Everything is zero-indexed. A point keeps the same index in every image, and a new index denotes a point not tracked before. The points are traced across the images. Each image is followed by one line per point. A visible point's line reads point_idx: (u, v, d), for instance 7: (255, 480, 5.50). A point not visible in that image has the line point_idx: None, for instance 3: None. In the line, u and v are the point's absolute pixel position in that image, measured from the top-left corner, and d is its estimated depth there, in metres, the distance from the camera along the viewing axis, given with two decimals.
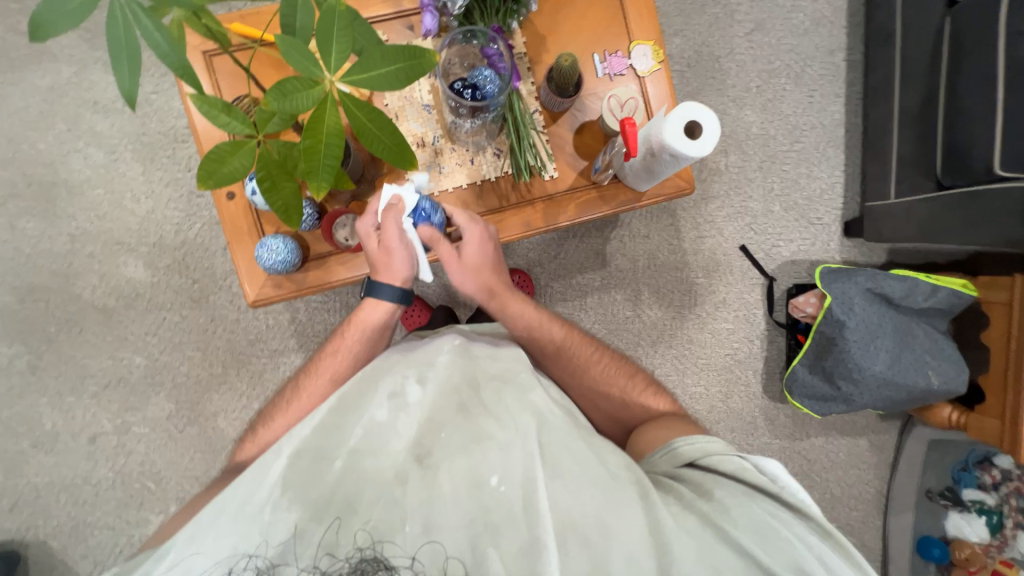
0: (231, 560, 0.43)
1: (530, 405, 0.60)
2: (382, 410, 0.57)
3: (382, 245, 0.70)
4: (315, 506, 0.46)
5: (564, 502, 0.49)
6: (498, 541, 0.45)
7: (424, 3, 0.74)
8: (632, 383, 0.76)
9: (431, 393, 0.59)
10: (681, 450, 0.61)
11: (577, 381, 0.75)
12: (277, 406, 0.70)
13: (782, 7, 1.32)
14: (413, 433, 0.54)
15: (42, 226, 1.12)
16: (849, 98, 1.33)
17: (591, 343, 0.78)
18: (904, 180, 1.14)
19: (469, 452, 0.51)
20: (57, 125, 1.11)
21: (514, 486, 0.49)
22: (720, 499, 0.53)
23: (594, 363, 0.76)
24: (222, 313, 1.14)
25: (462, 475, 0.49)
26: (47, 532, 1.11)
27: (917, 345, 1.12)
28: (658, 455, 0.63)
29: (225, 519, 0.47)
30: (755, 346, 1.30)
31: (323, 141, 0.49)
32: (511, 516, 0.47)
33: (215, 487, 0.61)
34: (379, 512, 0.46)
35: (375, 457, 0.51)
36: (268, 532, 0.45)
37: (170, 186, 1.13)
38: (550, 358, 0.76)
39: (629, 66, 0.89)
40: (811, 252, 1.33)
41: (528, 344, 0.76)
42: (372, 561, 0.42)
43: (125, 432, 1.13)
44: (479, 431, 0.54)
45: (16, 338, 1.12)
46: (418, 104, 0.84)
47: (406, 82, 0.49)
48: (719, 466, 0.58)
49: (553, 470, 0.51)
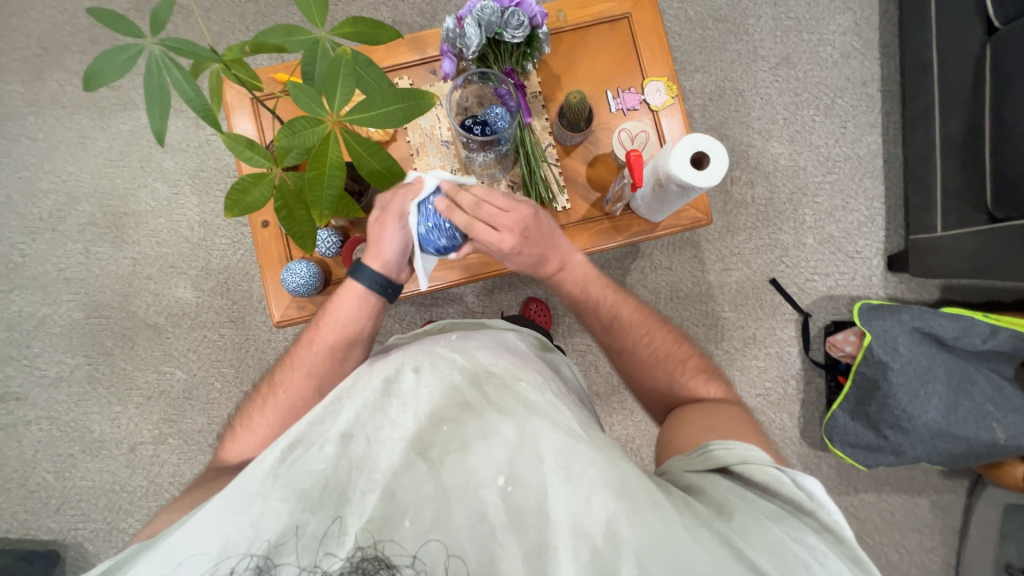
0: (224, 559, 0.38)
1: (539, 401, 0.51)
2: (373, 397, 0.49)
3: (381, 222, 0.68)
4: (309, 498, 0.41)
5: (574, 505, 0.41)
6: (506, 545, 0.39)
7: (444, 50, 0.80)
8: (684, 368, 0.70)
9: (429, 380, 0.51)
10: (715, 453, 0.52)
11: (627, 357, 0.72)
12: (255, 403, 0.68)
13: (809, 41, 1.31)
14: (410, 422, 0.47)
15: (111, 251, 1.26)
16: (886, 128, 1.28)
17: (647, 324, 0.73)
18: (951, 212, 1.07)
19: (473, 448, 0.44)
20: (132, 163, 1.27)
21: (525, 486, 0.42)
22: (739, 520, 0.44)
23: (647, 345, 0.71)
24: (256, 333, 1.22)
25: (466, 472, 0.42)
26: (84, 535, 1.18)
27: (977, 393, 1.01)
28: (693, 456, 0.54)
29: (217, 509, 0.42)
30: (791, 386, 1.21)
31: (326, 173, 0.56)
32: (520, 517, 0.40)
33: (197, 486, 0.59)
34: (377, 507, 0.40)
35: (369, 446, 0.45)
36: (262, 524, 0.40)
37: (220, 216, 1.25)
38: (601, 334, 0.74)
39: (643, 101, 0.90)
40: (850, 287, 1.25)
41: (584, 313, 0.76)
42: (372, 560, 0.37)
43: (161, 442, 1.21)
44: (483, 424, 0.46)
45: (79, 350, 1.24)
46: (438, 140, 0.88)
47: (406, 119, 0.54)
48: (755, 477, 0.49)
49: (566, 470, 0.43)
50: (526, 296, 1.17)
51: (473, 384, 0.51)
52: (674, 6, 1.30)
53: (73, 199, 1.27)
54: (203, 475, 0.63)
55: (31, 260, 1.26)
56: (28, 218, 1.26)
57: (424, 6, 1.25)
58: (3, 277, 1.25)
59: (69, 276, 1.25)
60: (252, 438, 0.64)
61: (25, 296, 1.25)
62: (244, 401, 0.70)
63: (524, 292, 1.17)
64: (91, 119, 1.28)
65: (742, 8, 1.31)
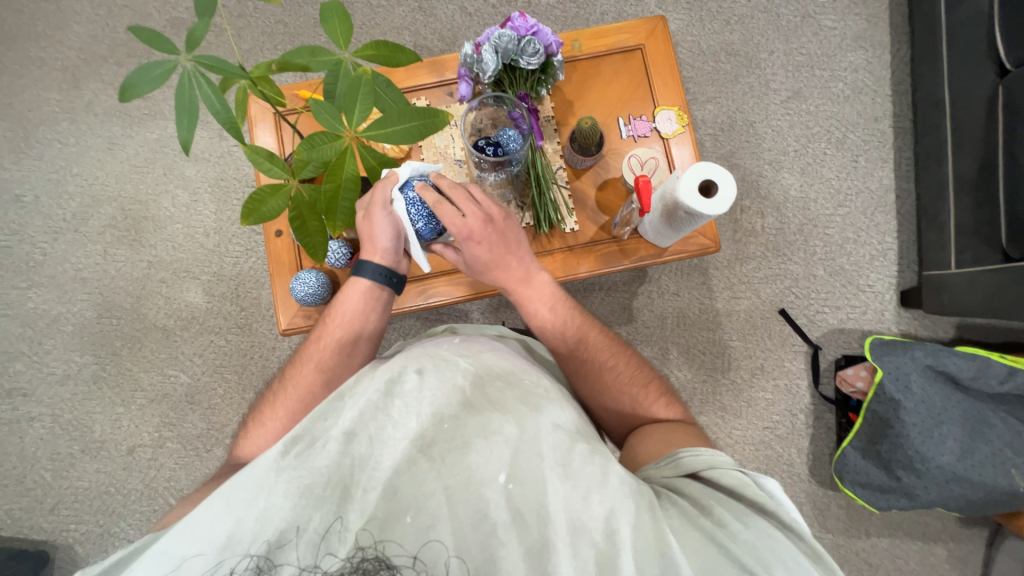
0: (226, 557, 0.37)
1: (540, 400, 0.50)
2: (376, 395, 0.47)
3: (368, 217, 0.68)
4: (311, 495, 0.39)
5: (573, 503, 0.40)
6: (505, 544, 0.38)
7: (461, 73, 0.83)
8: (644, 393, 0.66)
9: (432, 380, 0.49)
10: (683, 460, 0.49)
11: (589, 384, 0.67)
12: (267, 400, 0.67)
13: (821, 76, 1.33)
14: (411, 420, 0.45)
15: (128, 254, 1.29)
16: (898, 163, 1.28)
17: (610, 348, 0.70)
18: (965, 249, 1.06)
19: (475, 446, 0.43)
20: (155, 170, 1.32)
21: (526, 486, 0.41)
22: (718, 515, 0.42)
23: (609, 370, 0.68)
24: (261, 340, 1.23)
25: (468, 471, 0.41)
26: (75, 537, 1.17)
27: (995, 437, 0.97)
28: (661, 465, 0.51)
29: (216, 504, 0.40)
30: (799, 420, 1.18)
31: (342, 186, 0.58)
32: (521, 515, 0.39)
33: (210, 481, 0.57)
34: (378, 505, 0.39)
35: (371, 445, 0.43)
36: (264, 521, 0.38)
37: (236, 224, 1.28)
38: (565, 358, 0.70)
39: (653, 129, 0.92)
40: (861, 321, 1.23)
41: (549, 336, 0.71)
42: (372, 560, 0.36)
43: (160, 445, 1.21)
44: (486, 422, 0.45)
45: (89, 349, 1.26)
46: (451, 159, 0.90)
47: (420, 137, 0.56)
48: (722, 482, 0.46)
49: (565, 469, 0.42)
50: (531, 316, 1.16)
51: (476, 386, 0.50)
52: (687, 39, 1.34)
53: (97, 202, 1.31)
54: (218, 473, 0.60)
55: (51, 259, 1.29)
56: (53, 219, 1.31)
57: (445, 32, 1.30)
58: (22, 275, 1.29)
59: (85, 276, 1.28)
60: (265, 434, 0.62)
61: (42, 294, 1.28)
62: (256, 402, 0.69)
63: None
64: (121, 127, 1.33)
65: (755, 43, 1.34)
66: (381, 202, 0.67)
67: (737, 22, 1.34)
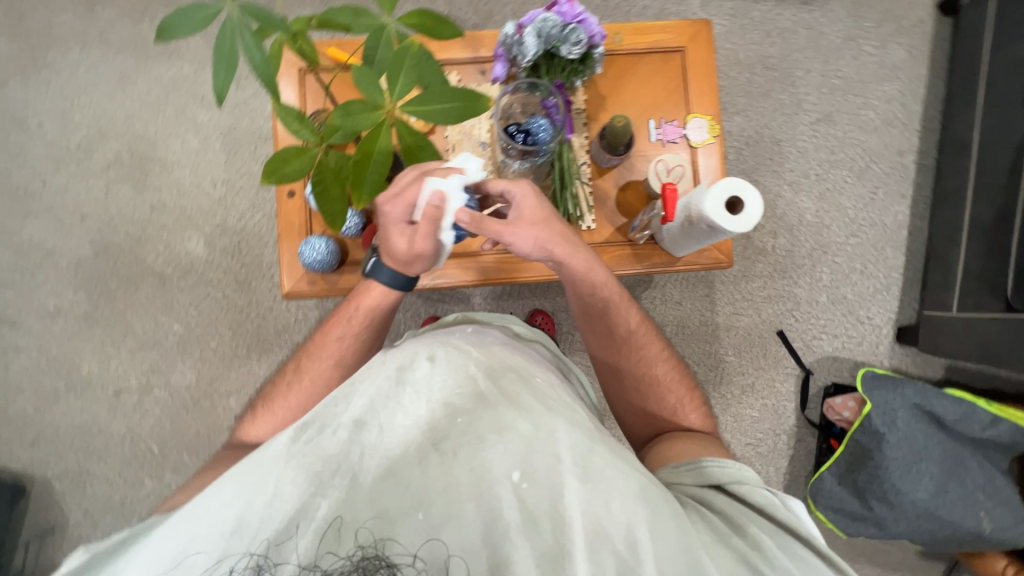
0: (225, 557, 0.36)
1: (552, 399, 0.50)
2: (387, 383, 0.47)
3: (410, 243, 0.64)
4: (318, 482, 0.39)
5: (594, 507, 0.39)
6: (519, 547, 0.36)
7: (498, 53, 0.80)
8: (688, 396, 0.68)
9: (444, 370, 0.49)
10: (709, 470, 0.51)
11: (636, 375, 0.69)
12: (278, 387, 0.66)
13: (853, 102, 1.31)
14: (423, 410, 0.44)
15: (131, 194, 1.26)
16: (915, 200, 1.28)
17: (661, 342, 0.70)
18: (969, 294, 1.07)
19: (489, 442, 0.41)
20: (166, 112, 1.28)
21: (541, 486, 0.39)
22: (751, 532, 0.43)
23: (660, 362, 0.69)
24: (259, 299, 1.21)
25: (482, 466, 0.40)
26: (53, 472, 1.17)
27: (969, 480, 1.00)
28: (683, 471, 0.53)
29: (228, 487, 0.41)
30: (781, 441, 1.20)
31: (372, 158, 0.56)
32: (535, 518, 0.38)
33: (216, 466, 0.58)
34: (387, 497, 0.38)
35: (381, 434, 0.42)
36: (274, 506, 0.38)
37: (245, 178, 1.25)
38: (622, 341, 0.69)
39: (683, 136, 0.91)
40: (855, 352, 1.24)
41: (606, 320, 0.69)
42: (372, 558, 0.36)
43: (147, 391, 1.20)
44: (498, 416, 0.43)
45: (82, 286, 1.23)
46: (475, 140, 0.88)
47: (459, 119, 0.54)
48: (749, 497, 0.47)
49: (584, 470, 0.41)
50: (531, 307, 1.15)
51: (489, 379, 0.49)
52: (726, 46, 1.31)
53: (103, 137, 1.27)
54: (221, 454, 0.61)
55: (51, 190, 1.26)
56: (55, 148, 1.27)
57: (481, 6, 1.25)
58: (19, 203, 1.25)
59: (85, 212, 1.25)
60: (272, 420, 0.63)
61: (38, 225, 1.25)
62: (268, 381, 0.69)
63: (532, 303, 1.17)
64: (135, 62, 1.28)
65: (792, 60, 1.32)
66: (427, 230, 0.63)
67: (778, 35, 1.32)
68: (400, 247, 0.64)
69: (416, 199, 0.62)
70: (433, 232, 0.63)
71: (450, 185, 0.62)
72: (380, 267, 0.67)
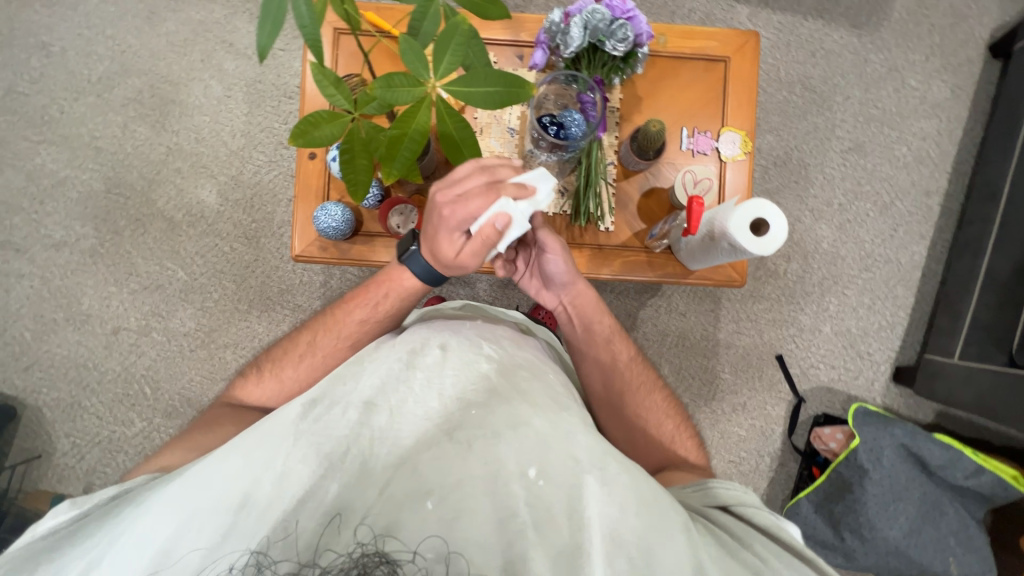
0: (225, 550, 0.35)
1: (564, 400, 0.51)
2: (398, 366, 0.49)
3: (457, 252, 0.61)
4: (328, 464, 0.40)
5: (610, 511, 0.39)
6: (535, 547, 0.37)
7: (540, 39, 0.79)
8: (678, 428, 0.70)
9: (455, 360, 0.50)
10: (714, 491, 0.52)
11: (636, 401, 0.70)
12: (288, 356, 0.67)
13: (888, 135, 1.29)
14: (434, 401, 0.45)
15: (149, 134, 1.24)
16: (934, 242, 1.27)
17: (653, 375, 0.74)
18: (972, 343, 1.06)
19: (504, 437, 0.42)
20: (192, 55, 1.25)
21: (556, 486, 0.40)
22: (757, 550, 0.43)
23: (655, 393, 0.72)
24: (266, 256, 1.21)
25: (497, 462, 0.40)
26: (44, 401, 1.18)
27: (943, 524, 1.02)
28: (690, 492, 0.54)
29: (233, 459, 0.41)
30: (764, 462, 1.21)
31: (407, 135, 0.55)
32: (550, 519, 0.38)
33: (216, 425, 0.60)
34: (398, 485, 0.39)
35: (391, 418, 0.43)
36: (283, 485, 0.39)
37: (265, 132, 1.23)
38: (622, 371, 0.71)
39: (714, 148, 0.89)
40: (850, 386, 1.24)
41: (608, 347, 0.72)
42: (372, 555, 0.34)
43: (145, 333, 1.20)
44: (513, 412, 0.44)
45: (90, 220, 1.23)
46: (504, 126, 0.86)
47: (501, 105, 0.53)
48: (753, 519, 0.47)
49: (602, 473, 0.41)
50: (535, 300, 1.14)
51: (502, 374, 0.50)
52: (768, 61, 1.28)
53: (126, 72, 1.25)
54: (214, 412, 0.63)
55: (68, 119, 1.24)
56: (76, 77, 1.24)
57: None
58: (35, 128, 1.24)
59: (100, 146, 1.24)
60: (278, 388, 0.65)
61: (52, 153, 1.23)
62: (276, 344, 0.70)
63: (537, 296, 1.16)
64: None
65: (833, 83, 1.29)
66: (479, 248, 0.60)
67: (822, 56, 1.29)
68: (446, 252, 0.62)
69: (477, 215, 0.57)
70: (482, 252, 0.60)
71: (517, 212, 0.57)
72: (417, 258, 0.66)
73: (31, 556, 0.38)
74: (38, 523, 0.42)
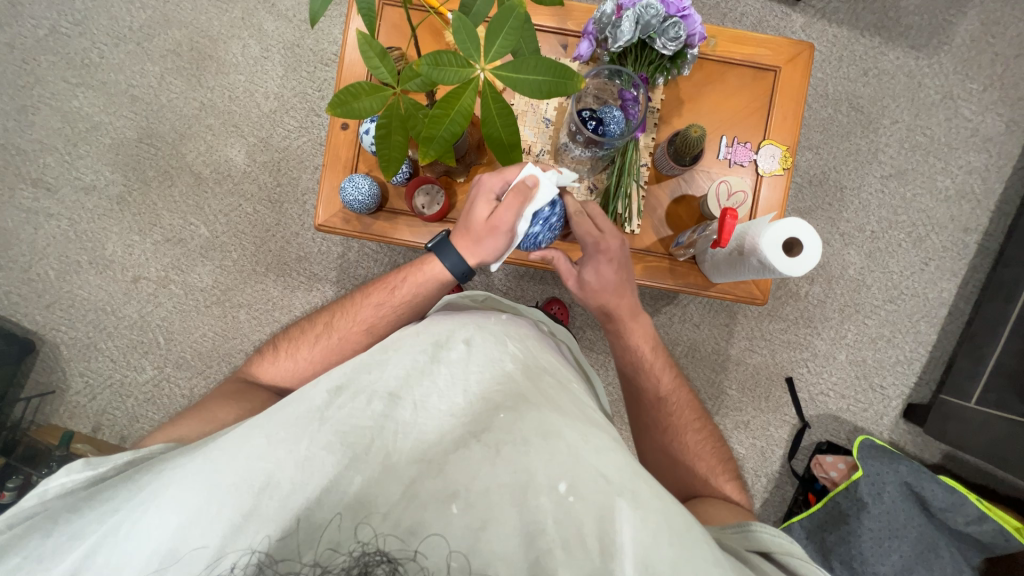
0: (245, 529, 0.36)
1: (590, 412, 0.51)
2: (422, 359, 0.50)
3: (489, 218, 0.65)
4: (352, 454, 0.40)
5: (642, 538, 0.38)
6: (562, 566, 0.35)
7: (587, 30, 0.77)
8: (718, 464, 0.69)
9: (480, 357, 0.51)
10: (756, 535, 0.50)
11: (671, 429, 0.71)
12: (304, 335, 0.69)
13: (932, 165, 1.24)
14: (458, 398, 0.46)
15: (183, 87, 1.24)
16: (966, 281, 1.23)
17: (696, 411, 0.73)
18: (992, 389, 1.04)
19: (534, 446, 0.41)
20: (234, 12, 1.24)
21: (586, 503, 0.39)
22: None
23: (692, 427, 0.72)
24: (288, 222, 1.21)
25: (525, 472, 0.39)
26: (62, 339, 1.21)
27: (937, 567, 1.00)
28: (731, 534, 0.53)
29: (257, 439, 0.42)
30: (760, 483, 1.20)
31: (450, 116, 0.54)
32: (579, 539, 0.36)
33: (229, 397, 0.62)
34: (422, 484, 0.38)
35: (415, 412, 0.44)
36: (305, 471, 0.39)
37: (298, 97, 1.23)
38: (656, 399, 0.73)
39: (752, 161, 0.87)
40: (858, 417, 1.22)
41: (644, 375, 0.74)
42: (374, 555, 0.34)
43: (163, 284, 1.22)
44: (541, 419, 0.44)
45: (121, 168, 1.24)
46: (540, 115, 0.85)
47: (547, 96, 0.52)
48: (797, 570, 0.46)
49: (632, 495, 0.40)
50: (548, 295, 1.14)
51: (526, 376, 0.51)
52: (817, 75, 1.24)
53: (167, 23, 1.25)
54: (229, 385, 0.65)
55: (107, 64, 1.25)
56: (118, 24, 1.25)
57: None
58: (74, 71, 1.25)
59: (136, 94, 1.25)
60: (293, 367, 0.67)
61: (88, 97, 1.25)
62: (295, 324, 0.72)
63: (551, 291, 1.16)
64: None
65: (881, 105, 1.24)
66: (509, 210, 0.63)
67: (874, 76, 1.24)
68: (477, 218, 0.66)
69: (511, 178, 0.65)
70: (514, 210, 0.63)
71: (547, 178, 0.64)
72: (449, 251, 0.68)
73: (56, 513, 0.40)
74: (52, 480, 0.44)
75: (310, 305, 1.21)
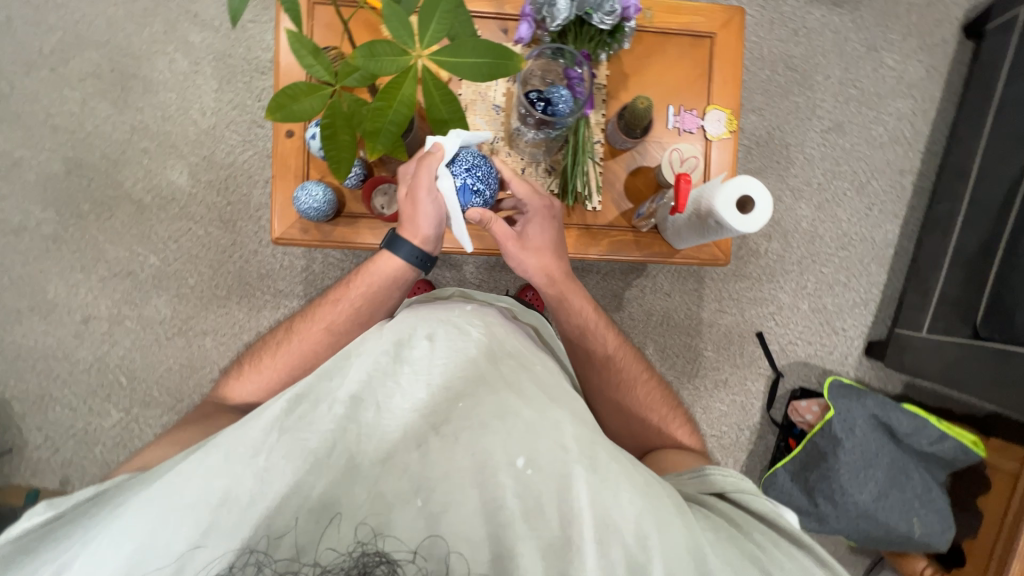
0: (204, 542, 0.37)
1: (555, 390, 0.51)
2: (384, 359, 0.49)
3: (411, 198, 0.65)
4: (314, 460, 0.42)
5: (603, 502, 0.40)
6: (523, 540, 0.38)
7: (525, 12, 0.76)
8: (670, 414, 0.72)
9: (443, 349, 0.51)
10: (710, 478, 0.54)
11: (620, 392, 0.72)
12: (267, 346, 0.67)
13: (866, 115, 1.31)
14: (422, 393, 0.47)
15: (110, 111, 1.17)
16: (907, 221, 1.31)
17: (642, 363, 0.75)
18: (940, 318, 1.11)
19: (490, 428, 0.43)
20: (155, 25, 1.18)
21: (543, 475, 0.41)
22: (756, 537, 0.45)
23: (641, 384, 0.73)
24: (244, 241, 1.17)
25: (483, 454, 0.42)
26: (12, 394, 1.13)
27: (908, 488, 1.08)
28: (688, 479, 0.57)
29: (211, 458, 0.41)
30: (744, 435, 1.25)
31: (393, 107, 0.53)
32: (539, 510, 0.40)
33: (193, 422, 0.59)
34: (387, 483, 0.41)
35: (378, 414, 0.45)
36: (266, 481, 0.40)
37: (237, 110, 1.17)
38: (600, 363, 0.73)
39: (700, 127, 0.89)
40: (826, 360, 1.29)
41: (583, 343, 0.73)
42: (373, 554, 0.37)
43: (117, 321, 1.16)
44: (500, 402, 0.46)
45: (52, 204, 1.16)
46: (489, 102, 0.84)
47: (489, 77, 0.52)
48: (749, 505, 0.49)
49: (590, 461, 0.43)
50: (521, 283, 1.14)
51: (489, 360, 0.51)
52: (752, 39, 1.28)
53: (81, 43, 1.17)
54: (201, 410, 0.62)
55: (20, 95, 1.15)
56: (26, 49, 1.16)
57: None
58: None
59: (57, 123, 1.16)
60: (258, 380, 0.65)
61: (3, 132, 1.15)
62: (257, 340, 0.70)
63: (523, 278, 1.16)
64: None
65: (814, 62, 1.30)
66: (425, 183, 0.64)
67: (804, 35, 1.30)
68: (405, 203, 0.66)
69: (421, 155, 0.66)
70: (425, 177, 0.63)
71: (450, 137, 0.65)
72: (399, 244, 0.68)
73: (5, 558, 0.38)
74: (15, 524, 0.42)
75: (280, 323, 1.17)
